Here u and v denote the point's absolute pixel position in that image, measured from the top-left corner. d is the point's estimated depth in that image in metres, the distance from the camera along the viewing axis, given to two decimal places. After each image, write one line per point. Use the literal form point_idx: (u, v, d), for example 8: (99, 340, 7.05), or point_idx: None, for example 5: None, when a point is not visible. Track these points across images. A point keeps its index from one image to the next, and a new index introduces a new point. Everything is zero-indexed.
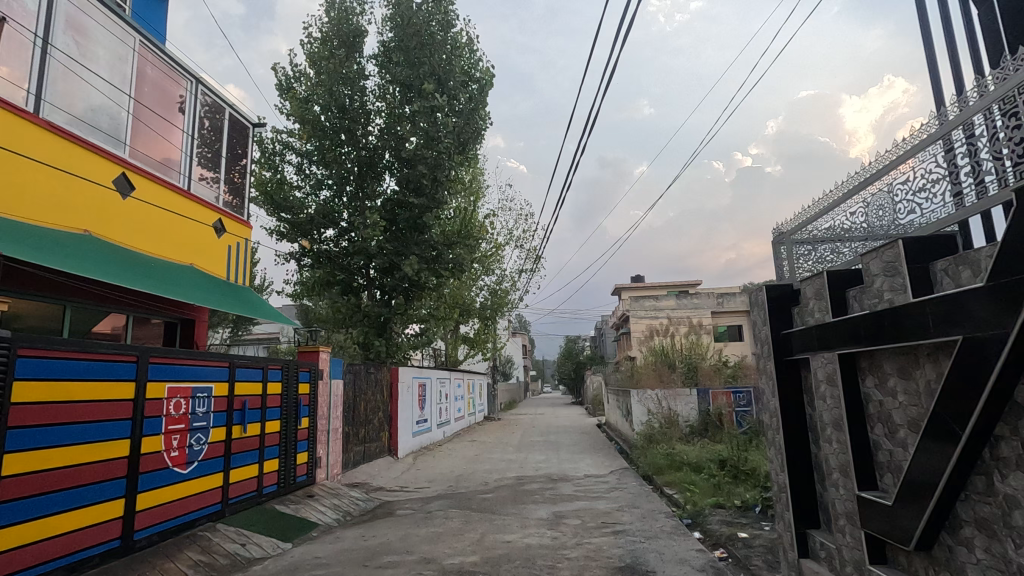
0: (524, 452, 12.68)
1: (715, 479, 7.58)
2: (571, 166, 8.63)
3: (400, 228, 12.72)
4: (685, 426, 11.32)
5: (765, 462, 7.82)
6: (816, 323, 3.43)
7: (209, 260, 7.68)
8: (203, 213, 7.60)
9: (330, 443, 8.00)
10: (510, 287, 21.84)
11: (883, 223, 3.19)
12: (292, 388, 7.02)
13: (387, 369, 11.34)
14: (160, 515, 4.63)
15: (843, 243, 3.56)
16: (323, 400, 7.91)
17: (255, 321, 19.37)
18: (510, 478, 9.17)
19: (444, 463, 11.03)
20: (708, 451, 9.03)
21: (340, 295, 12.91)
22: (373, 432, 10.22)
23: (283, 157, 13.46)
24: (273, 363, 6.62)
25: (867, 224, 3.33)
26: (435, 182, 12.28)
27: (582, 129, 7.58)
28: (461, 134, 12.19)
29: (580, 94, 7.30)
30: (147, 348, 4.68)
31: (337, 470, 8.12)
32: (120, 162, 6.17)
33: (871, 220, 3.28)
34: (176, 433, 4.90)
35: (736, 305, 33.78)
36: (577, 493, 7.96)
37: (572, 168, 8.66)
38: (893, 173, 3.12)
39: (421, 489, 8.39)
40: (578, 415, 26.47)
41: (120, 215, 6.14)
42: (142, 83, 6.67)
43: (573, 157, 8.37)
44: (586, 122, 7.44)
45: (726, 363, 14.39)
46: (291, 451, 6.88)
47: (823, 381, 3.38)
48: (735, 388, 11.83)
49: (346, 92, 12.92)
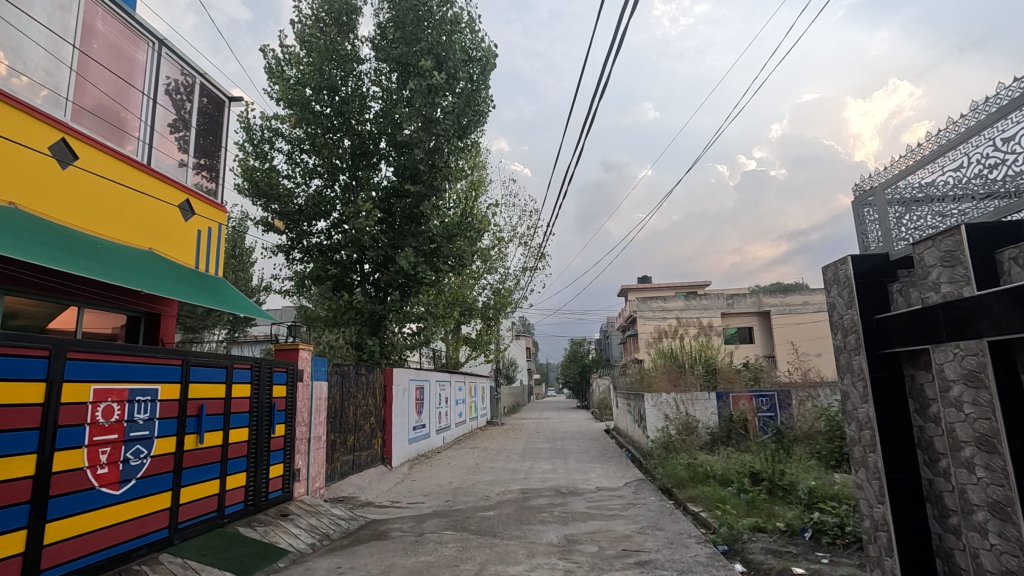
0: (529, 460, 11.74)
1: (749, 497, 6.60)
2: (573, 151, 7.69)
3: (396, 219, 11.88)
4: (705, 434, 10.35)
5: (806, 477, 6.82)
6: (943, 298, 3.06)
7: (176, 246, 6.81)
8: (168, 192, 6.73)
9: (312, 452, 7.12)
10: (513, 285, 20.91)
11: (990, 181, 2.88)
12: (265, 390, 6.13)
13: (380, 371, 10.40)
14: (81, 548, 3.72)
15: (939, 205, 3.24)
16: (304, 404, 7.02)
17: (250, 321, 18.49)
18: (514, 492, 8.21)
19: (443, 474, 10.11)
20: (737, 462, 8.05)
21: (332, 291, 12.07)
22: (364, 440, 9.32)
23: (273, 144, 12.60)
24: (240, 362, 5.71)
25: (969, 181, 3.02)
26: (434, 169, 11.43)
27: (586, 116, 6.62)
28: (461, 115, 11.26)
29: (577, 85, 6.46)
30: (64, 341, 3.78)
31: (319, 484, 7.21)
32: (60, 126, 5.29)
33: (973, 176, 2.99)
34: (105, 445, 4.00)
35: (747, 306, 32.79)
36: (591, 510, 7.02)
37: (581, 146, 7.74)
38: (1004, 122, 2.80)
39: (414, 504, 7.48)
40: (584, 420, 25.43)
41: (60, 187, 5.25)
42: (90, 39, 5.75)
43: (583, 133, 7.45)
44: (587, 114, 6.61)
45: (745, 365, 13.39)
46: (264, 464, 5.99)
47: (957, 382, 2.97)
48: (760, 391, 10.84)
49: (338, 74, 12.05)
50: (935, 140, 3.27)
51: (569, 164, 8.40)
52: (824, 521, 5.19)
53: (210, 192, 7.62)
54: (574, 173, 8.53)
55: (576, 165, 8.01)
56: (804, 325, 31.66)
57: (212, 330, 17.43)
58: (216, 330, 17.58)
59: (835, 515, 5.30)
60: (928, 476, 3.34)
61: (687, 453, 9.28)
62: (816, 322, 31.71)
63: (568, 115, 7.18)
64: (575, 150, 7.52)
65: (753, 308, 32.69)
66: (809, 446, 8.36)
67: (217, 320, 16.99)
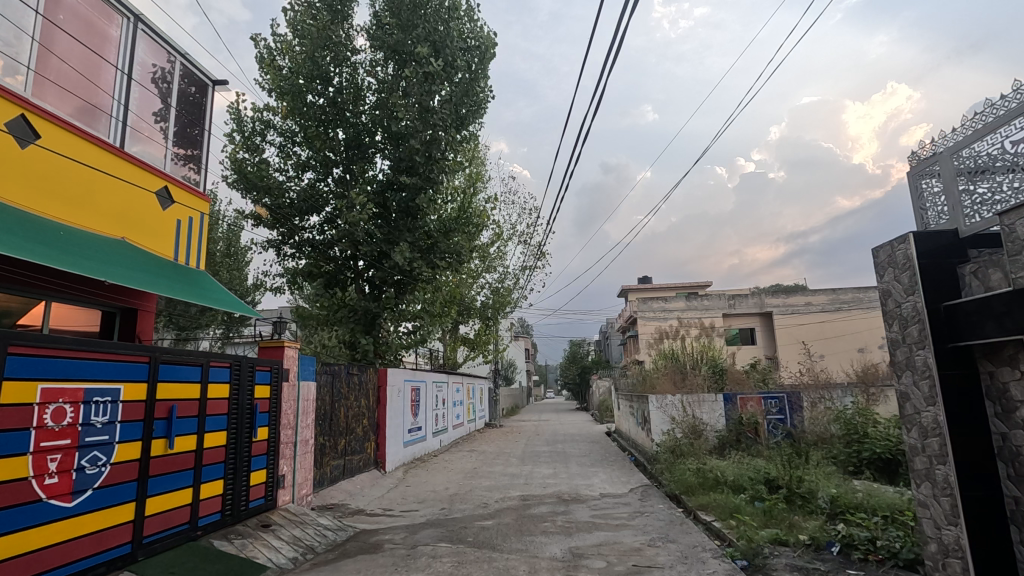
0: (529, 464, 11.29)
1: (766, 506, 6.16)
2: (578, 130, 7.37)
3: (392, 213, 11.44)
4: (713, 437, 9.90)
5: (826, 485, 6.38)
6: None
7: (153, 235, 6.38)
8: (142, 177, 6.30)
9: (299, 456, 6.68)
10: (513, 284, 20.50)
11: None
12: (246, 390, 5.69)
13: (373, 371, 9.94)
14: (23, 570, 3.27)
15: (1008, 172, 3.24)
16: (290, 405, 6.58)
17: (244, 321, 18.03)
18: (514, 499, 7.77)
19: (440, 479, 9.67)
20: (750, 467, 7.62)
21: (325, 289, 11.64)
22: (356, 443, 8.87)
23: (264, 136, 12.16)
24: (216, 360, 5.26)
25: None
26: (431, 161, 10.98)
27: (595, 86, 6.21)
28: (459, 104, 10.80)
29: (587, 49, 6.14)
30: (6, 335, 3.34)
31: (307, 491, 6.77)
32: (18, 101, 4.84)
33: None
34: (56, 452, 3.55)
35: (749, 307, 32.40)
36: (596, 519, 6.59)
37: (584, 130, 7.32)
38: None
39: (407, 512, 7.03)
40: (584, 422, 24.98)
41: (19, 167, 4.81)
42: (57, 7, 5.31)
43: (587, 116, 7.02)
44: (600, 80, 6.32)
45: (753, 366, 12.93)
46: (244, 470, 5.54)
47: None
48: (769, 394, 10.41)
49: (331, 63, 11.61)
50: (1004, 105, 3.26)
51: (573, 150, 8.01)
52: (854, 534, 4.77)
53: (188, 180, 7.18)
54: (577, 159, 8.16)
55: (582, 142, 7.71)
56: (807, 325, 31.45)
57: (205, 330, 16.99)
58: (209, 330, 17.15)
59: (865, 528, 4.88)
60: (1014, 495, 3.42)
61: (696, 458, 8.83)
62: (819, 323, 31.38)
63: (576, 84, 6.89)
64: (583, 125, 7.20)
65: (755, 309, 32.31)
66: (826, 451, 7.93)
67: (210, 319, 16.54)
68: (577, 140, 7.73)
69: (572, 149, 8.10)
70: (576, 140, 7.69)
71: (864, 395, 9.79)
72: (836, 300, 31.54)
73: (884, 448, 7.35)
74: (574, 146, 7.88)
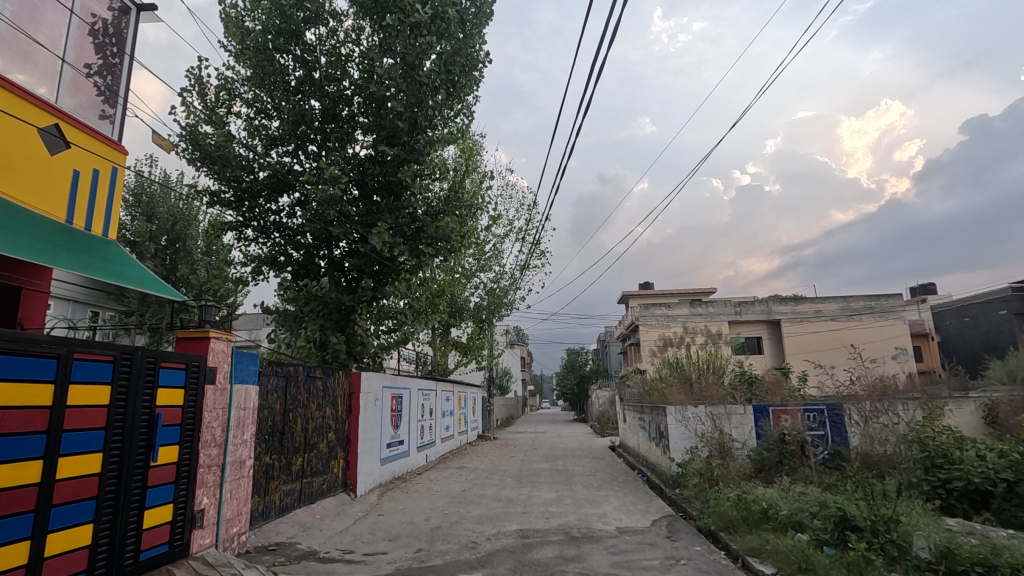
0: (527, 486, 9.70)
1: (848, 557, 4.58)
2: (597, 50, 5.85)
3: (371, 192, 9.87)
4: (750, 461, 8.05)
5: (926, 529, 4.80)
6: None
7: (37, 184, 4.82)
8: (20, 108, 4.78)
9: (228, 482, 5.05)
10: (510, 285, 18.95)
11: None
12: (142, 392, 4.09)
13: (343, 374, 8.37)
14: None
15: None
16: (217, 415, 4.96)
17: None
18: (510, 537, 6.16)
19: (421, 505, 8.04)
20: (807, 500, 6.04)
21: (294, 280, 10.10)
22: (318, 462, 7.28)
23: (231, 107, 10.67)
24: (86, 351, 3.65)
25: None
26: (416, 130, 9.46)
27: None
28: (450, 64, 9.31)
29: None
30: None
31: (239, 529, 5.16)
32: None
33: None
34: None
35: (756, 314, 31.03)
36: (619, 569, 5.01)
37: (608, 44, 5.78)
38: None
39: (372, 557, 5.40)
40: (584, 434, 23.44)
41: None
42: None
43: (611, 21, 5.47)
44: None
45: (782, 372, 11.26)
46: (130, 508, 3.92)
47: None
48: (808, 405, 8.93)
49: (302, 17, 10.04)
50: None
51: (586, 87, 6.54)
52: None
53: (86, 115, 5.56)
54: (589, 101, 6.74)
55: (600, 70, 6.21)
56: (817, 334, 30.18)
57: None
58: None
59: None
60: None
61: (733, 484, 7.20)
62: (828, 331, 30.13)
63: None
64: (604, 38, 5.66)
65: (763, 317, 30.90)
66: (900, 478, 6.37)
67: None
68: (593, 70, 6.27)
69: (586, 86, 6.64)
70: (589, 69, 6.20)
71: (925, 409, 8.22)
72: (846, 308, 30.36)
73: (980, 476, 5.80)
74: (587, 79, 6.43)
